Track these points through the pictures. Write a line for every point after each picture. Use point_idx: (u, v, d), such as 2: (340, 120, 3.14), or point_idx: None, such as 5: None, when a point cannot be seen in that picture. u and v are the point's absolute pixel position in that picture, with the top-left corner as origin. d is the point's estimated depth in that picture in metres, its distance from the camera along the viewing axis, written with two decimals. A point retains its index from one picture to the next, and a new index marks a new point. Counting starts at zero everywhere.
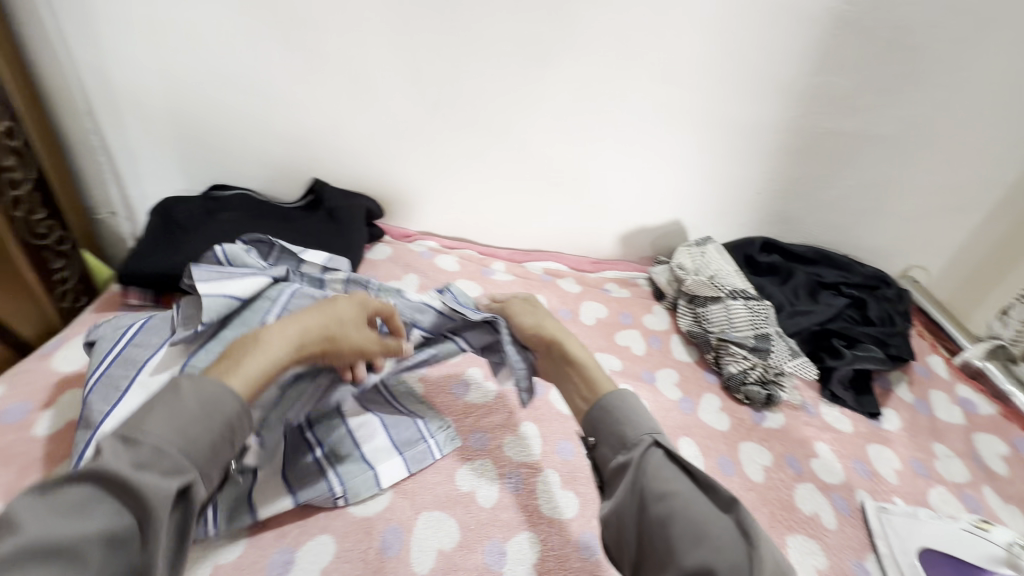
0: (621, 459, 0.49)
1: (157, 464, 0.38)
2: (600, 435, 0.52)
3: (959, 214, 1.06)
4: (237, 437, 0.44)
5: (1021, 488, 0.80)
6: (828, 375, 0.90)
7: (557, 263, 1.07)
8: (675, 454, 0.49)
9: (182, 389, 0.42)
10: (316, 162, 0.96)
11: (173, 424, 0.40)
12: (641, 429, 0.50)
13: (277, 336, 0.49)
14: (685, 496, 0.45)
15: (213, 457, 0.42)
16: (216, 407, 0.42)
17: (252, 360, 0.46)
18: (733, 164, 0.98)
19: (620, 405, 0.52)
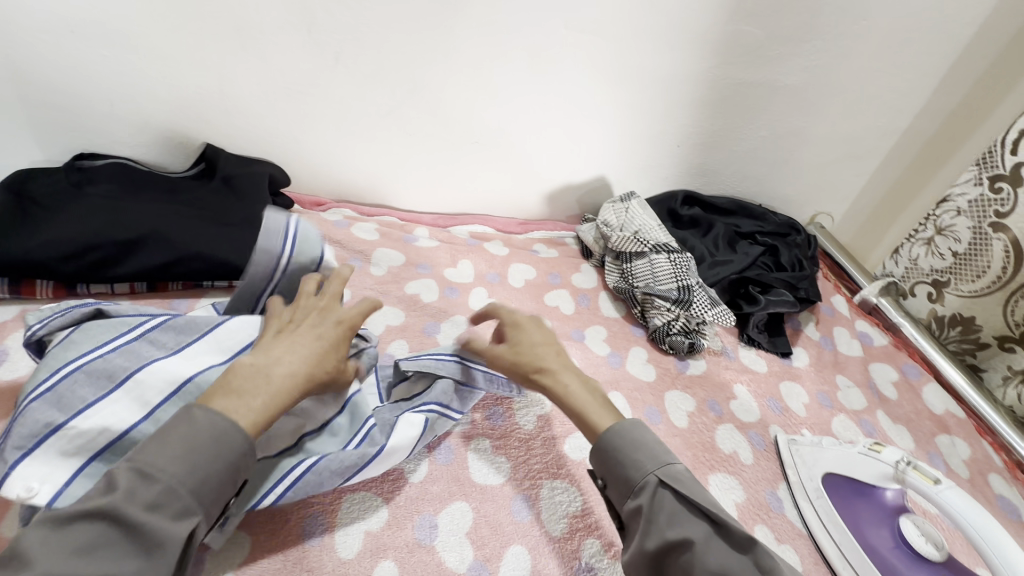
0: (632, 504, 0.47)
1: (168, 506, 0.38)
2: (608, 478, 0.51)
3: (861, 161, 1.13)
4: (244, 473, 0.44)
5: (908, 409, 0.89)
6: (745, 320, 0.94)
7: (483, 226, 1.03)
8: (685, 493, 0.46)
9: (197, 421, 0.42)
10: (203, 124, 0.85)
11: (186, 460, 0.40)
12: (645, 469, 0.48)
13: (286, 373, 0.47)
14: (702, 540, 0.44)
15: (219, 495, 0.42)
16: (227, 442, 0.42)
17: (263, 397, 0.45)
18: (654, 116, 0.98)
19: (625, 445, 0.50)
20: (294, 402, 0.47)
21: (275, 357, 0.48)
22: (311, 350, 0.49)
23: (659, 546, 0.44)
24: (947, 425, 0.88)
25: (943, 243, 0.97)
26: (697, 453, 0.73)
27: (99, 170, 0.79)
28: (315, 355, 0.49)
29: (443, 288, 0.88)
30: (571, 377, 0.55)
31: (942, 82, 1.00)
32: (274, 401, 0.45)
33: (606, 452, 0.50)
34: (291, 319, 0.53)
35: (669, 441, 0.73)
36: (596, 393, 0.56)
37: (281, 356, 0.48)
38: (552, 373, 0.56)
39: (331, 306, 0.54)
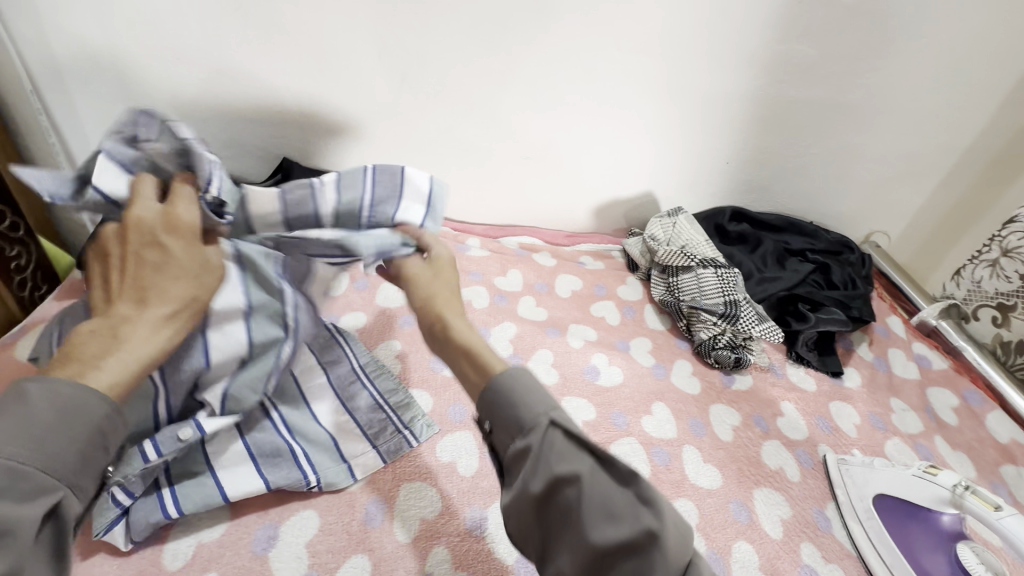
0: (519, 447, 0.42)
1: (14, 488, 0.35)
2: (494, 422, 0.44)
3: (919, 179, 1.10)
4: (109, 440, 0.41)
5: (969, 436, 0.86)
6: (794, 338, 0.93)
7: (531, 237, 1.07)
8: (575, 432, 0.41)
9: (31, 396, 0.38)
10: (282, 140, 0.93)
11: (27, 437, 0.36)
12: (537, 410, 0.42)
13: (142, 325, 0.44)
14: (588, 474, 0.40)
15: (83, 467, 0.39)
16: (81, 409, 0.39)
17: (116, 358, 0.42)
18: (703, 134, 0.99)
19: (506, 389, 0.44)
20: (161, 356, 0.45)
21: (120, 308, 0.44)
22: (157, 292, 0.45)
23: (545, 486, 0.40)
24: (1012, 455, 0.84)
25: (1008, 265, 0.92)
26: (742, 467, 0.73)
27: None
28: (172, 295, 0.46)
29: (492, 295, 0.92)
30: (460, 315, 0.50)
31: (1006, 100, 0.98)
32: (137, 359, 0.43)
33: (496, 394, 0.44)
34: (123, 254, 0.46)
35: (712, 453, 0.74)
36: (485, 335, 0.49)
37: (128, 305, 0.44)
38: (442, 303, 0.51)
39: (166, 225, 0.47)
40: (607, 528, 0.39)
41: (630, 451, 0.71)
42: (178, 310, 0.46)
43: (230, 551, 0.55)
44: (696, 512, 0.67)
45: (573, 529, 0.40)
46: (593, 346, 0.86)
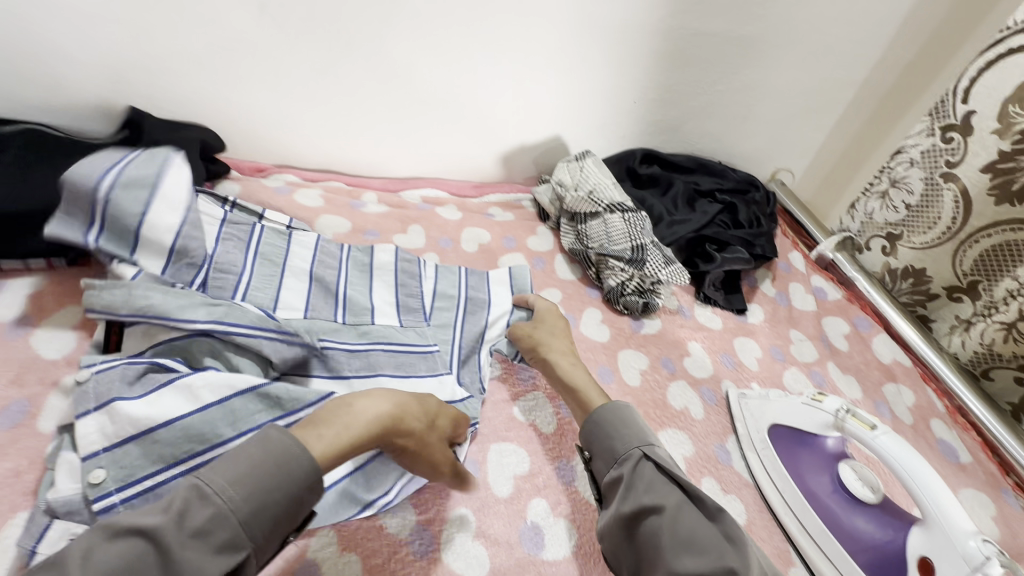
0: (615, 473, 0.54)
1: (214, 535, 0.38)
2: (594, 449, 0.57)
3: (820, 114, 1.11)
4: (302, 511, 0.43)
5: (858, 359, 0.91)
6: (701, 278, 0.93)
7: (435, 189, 0.99)
8: (664, 465, 0.52)
9: (267, 441, 0.42)
10: (121, 84, 0.78)
11: (243, 489, 0.39)
12: (630, 443, 0.55)
13: (370, 414, 0.49)
14: (673, 506, 0.49)
15: (273, 530, 0.41)
16: (290, 468, 0.42)
17: (336, 429, 0.46)
18: (607, 70, 0.94)
19: (615, 422, 0.57)
20: (365, 446, 0.48)
21: (363, 395, 0.50)
22: (397, 407, 0.51)
23: (634, 508, 0.49)
24: (894, 373, 0.90)
25: (897, 195, 0.97)
26: (648, 409, 0.73)
27: (7, 136, 0.73)
28: (394, 409, 0.51)
29: None
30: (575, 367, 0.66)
31: (901, 28, 0.99)
32: (349, 435, 0.47)
33: (599, 425, 0.58)
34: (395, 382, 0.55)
35: (619, 399, 0.73)
36: (591, 377, 0.66)
37: (371, 399, 0.50)
38: (558, 355, 0.67)
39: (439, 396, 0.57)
40: (688, 559, 0.45)
41: (536, 404, 0.69)
42: (404, 429, 0.50)
43: None
44: None
45: (659, 555, 0.46)
46: None
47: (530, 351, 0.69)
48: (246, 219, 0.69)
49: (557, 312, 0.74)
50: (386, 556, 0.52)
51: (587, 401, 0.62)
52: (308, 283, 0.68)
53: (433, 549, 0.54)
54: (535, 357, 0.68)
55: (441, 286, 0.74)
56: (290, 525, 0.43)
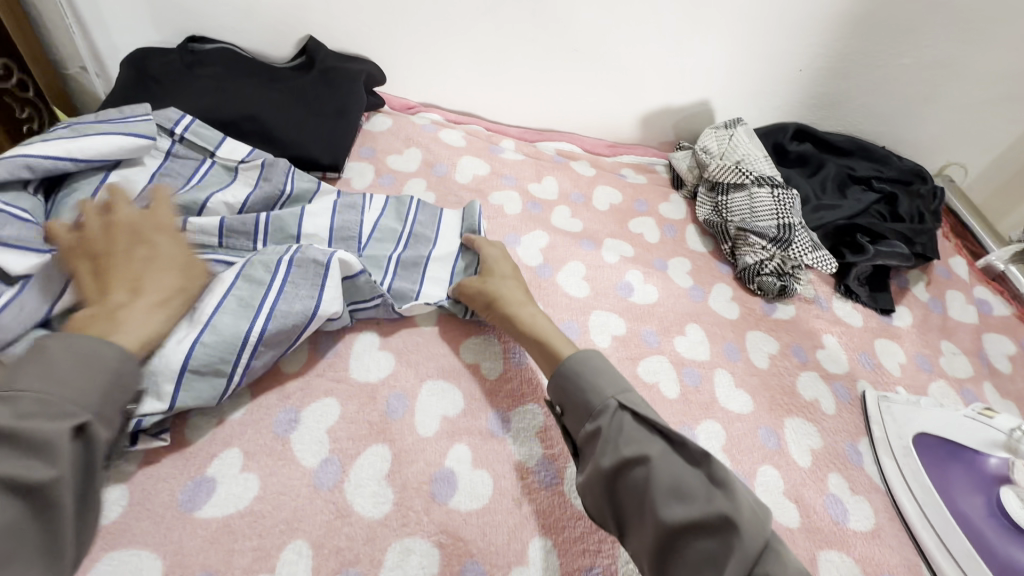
0: (590, 426, 0.51)
1: (42, 412, 0.37)
2: (567, 404, 0.54)
3: (1017, 103, 0.96)
4: (125, 383, 0.43)
5: (1021, 385, 0.81)
6: (846, 270, 0.86)
7: (570, 143, 0.98)
8: (641, 413, 0.50)
9: (49, 348, 0.40)
10: (302, 13, 0.83)
11: (52, 376, 0.39)
12: (604, 393, 0.52)
13: (140, 319, 0.47)
14: (658, 454, 0.47)
15: (105, 402, 0.41)
16: (89, 356, 0.41)
17: (133, 330, 0.46)
18: (777, 33, 0.86)
19: (585, 370, 0.54)
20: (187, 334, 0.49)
21: (118, 298, 0.47)
22: (151, 287, 0.49)
23: (615, 462, 0.47)
24: None
25: None
26: (774, 395, 0.70)
27: (208, 54, 0.81)
28: (147, 284, 0.49)
29: (526, 202, 0.86)
30: (535, 311, 0.61)
31: None
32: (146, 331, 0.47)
33: (565, 377, 0.54)
34: (108, 249, 0.50)
35: (745, 379, 0.71)
36: (558, 326, 0.61)
37: (126, 298, 0.47)
38: (517, 304, 0.61)
39: (151, 233, 0.53)
40: (677, 507, 0.44)
41: (660, 368, 0.69)
42: (168, 292, 0.50)
43: (251, 431, 0.53)
44: (722, 434, 0.64)
45: (646, 505, 0.45)
46: (628, 262, 0.80)
47: (486, 301, 0.62)
48: (198, 155, 0.70)
49: (506, 257, 0.68)
50: (515, 480, 0.55)
51: (556, 351, 0.57)
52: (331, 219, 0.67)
53: (558, 482, 0.56)
54: (494, 308, 0.62)
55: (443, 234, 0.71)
56: (127, 401, 0.43)
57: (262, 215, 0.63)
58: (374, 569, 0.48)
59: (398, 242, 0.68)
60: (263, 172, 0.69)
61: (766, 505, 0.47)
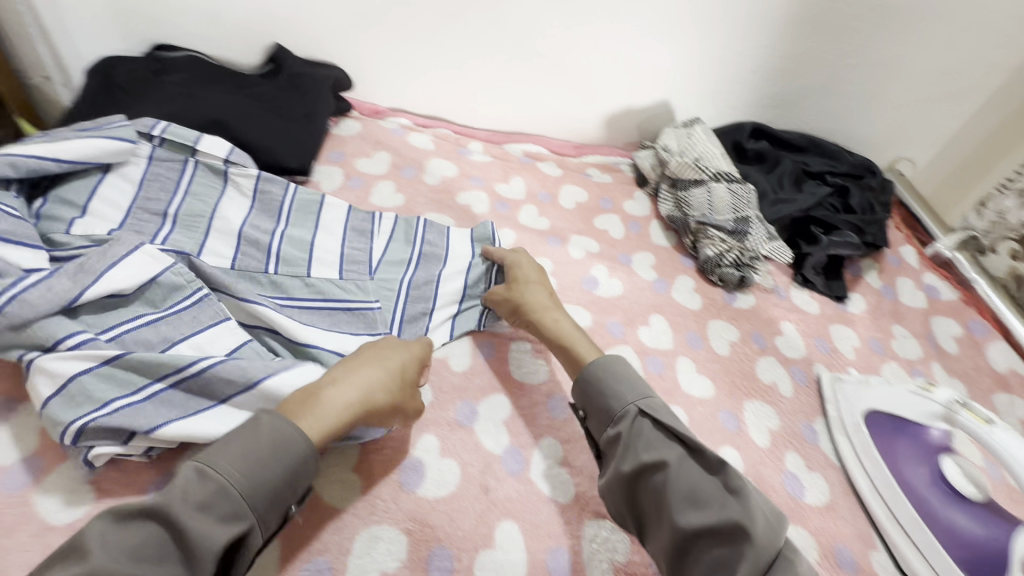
0: (611, 432, 0.53)
1: (217, 508, 0.40)
2: (589, 409, 0.56)
3: (956, 99, 1.02)
4: (300, 483, 0.44)
5: (967, 364, 0.85)
6: (802, 260, 0.90)
7: (538, 145, 1.01)
8: (661, 421, 0.52)
9: (259, 426, 0.44)
10: (269, 21, 0.85)
11: (241, 464, 0.41)
12: (625, 400, 0.54)
13: (338, 399, 0.48)
14: (675, 461, 0.50)
15: (272, 503, 0.42)
16: (284, 445, 0.43)
17: (310, 420, 0.46)
18: (730, 36, 0.91)
19: (610, 378, 0.56)
20: (342, 430, 0.48)
21: (331, 383, 0.49)
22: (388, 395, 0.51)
23: (634, 467, 0.50)
24: (1007, 383, 0.84)
25: None
26: (735, 379, 0.73)
27: (175, 62, 0.82)
28: (373, 382, 0.50)
29: (493, 202, 0.88)
30: (560, 315, 0.63)
31: None
32: (338, 420, 0.47)
33: (587, 382, 0.56)
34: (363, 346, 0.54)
35: (707, 365, 0.73)
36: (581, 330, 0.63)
37: (335, 383, 0.49)
38: (542, 310, 0.64)
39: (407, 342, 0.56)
40: (691, 512, 0.47)
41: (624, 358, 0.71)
42: (388, 409, 0.51)
43: None
44: (684, 418, 0.67)
45: (664, 510, 0.48)
46: (594, 258, 0.83)
47: (513, 308, 0.65)
48: (179, 155, 0.68)
49: (530, 261, 0.70)
50: (482, 468, 0.57)
51: (578, 354, 0.60)
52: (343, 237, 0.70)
53: (524, 469, 0.58)
54: (521, 315, 0.64)
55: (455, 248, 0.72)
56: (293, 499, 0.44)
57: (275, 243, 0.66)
58: (342, 557, 0.49)
59: (409, 264, 0.69)
60: (260, 183, 0.71)
61: (778, 513, 0.50)
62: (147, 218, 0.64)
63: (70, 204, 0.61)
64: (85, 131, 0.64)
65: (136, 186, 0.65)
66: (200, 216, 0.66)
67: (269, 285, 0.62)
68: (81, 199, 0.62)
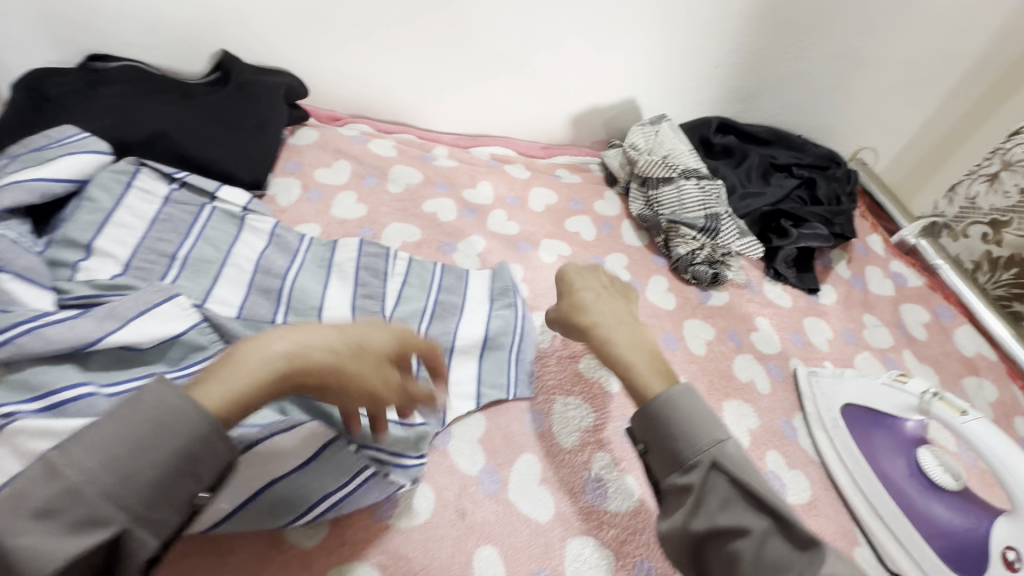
0: (680, 480, 0.42)
1: (69, 512, 0.30)
2: (652, 446, 0.44)
3: (916, 88, 1.03)
4: (201, 469, 0.34)
5: (936, 350, 0.86)
6: (774, 254, 0.90)
7: (505, 147, 0.98)
8: (744, 478, 0.40)
9: (134, 402, 0.33)
10: (213, 27, 0.80)
11: (104, 454, 0.31)
12: (699, 445, 0.42)
13: (259, 354, 0.37)
14: (760, 532, 0.38)
15: (154, 500, 0.32)
16: (167, 427, 0.32)
17: (220, 383, 0.35)
18: (693, 31, 0.90)
19: (680, 413, 0.43)
20: (259, 401, 0.37)
21: (262, 334, 0.39)
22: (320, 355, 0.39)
23: (707, 530, 0.39)
24: (976, 367, 0.85)
25: (1009, 178, 0.91)
26: (713, 379, 0.72)
27: (112, 72, 0.77)
28: (316, 340, 0.40)
29: (461, 209, 0.85)
30: (619, 332, 0.51)
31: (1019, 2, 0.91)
32: (253, 382, 0.36)
33: (652, 417, 0.44)
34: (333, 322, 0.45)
35: (684, 367, 0.72)
36: (653, 350, 0.50)
37: (264, 336, 0.39)
38: (607, 322, 0.53)
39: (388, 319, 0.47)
40: None
41: None
42: (323, 365, 0.39)
43: None
44: None
45: None
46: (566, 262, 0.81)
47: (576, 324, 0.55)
48: (197, 200, 0.68)
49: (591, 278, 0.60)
50: (457, 491, 0.54)
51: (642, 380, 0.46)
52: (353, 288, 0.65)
53: (501, 489, 0.56)
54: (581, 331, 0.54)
55: (450, 283, 0.68)
56: (198, 488, 0.34)
57: (287, 287, 0.63)
58: None
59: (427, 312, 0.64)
60: (277, 229, 0.69)
61: None
62: (154, 259, 0.61)
63: (74, 243, 0.58)
64: (53, 149, 0.62)
65: (147, 225, 0.63)
66: (210, 261, 0.63)
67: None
68: (86, 237, 0.58)
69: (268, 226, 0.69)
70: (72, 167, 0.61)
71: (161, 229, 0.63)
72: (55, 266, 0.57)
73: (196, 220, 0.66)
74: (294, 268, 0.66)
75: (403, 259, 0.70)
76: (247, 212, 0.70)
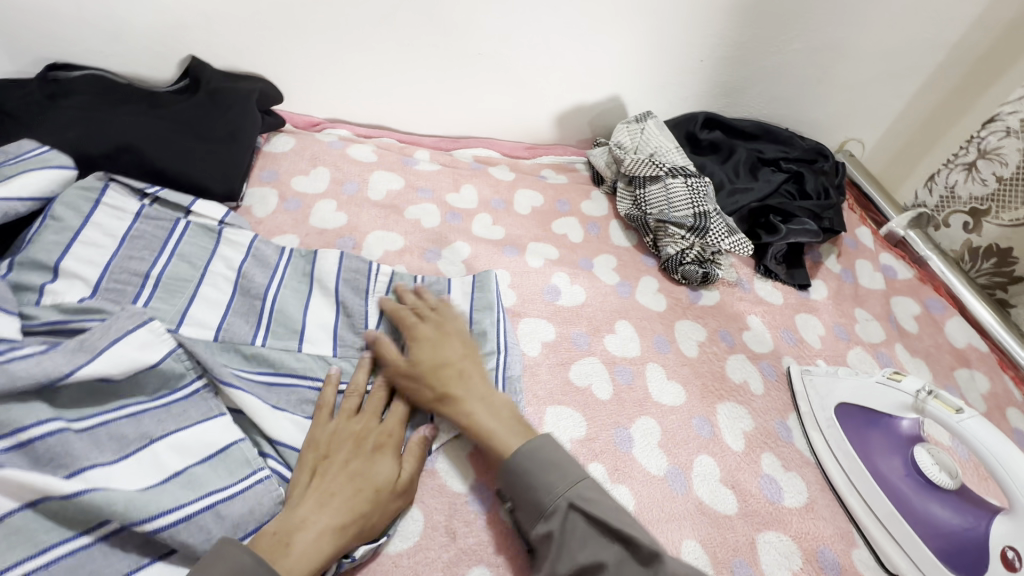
0: (542, 529, 0.47)
1: None
2: (518, 500, 0.50)
3: (900, 80, 1.03)
4: None
5: (927, 344, 0.86)
6: (763, 251, 0.89)
7: (488, 149, 0.96)
8: (596, 515, 0.46)
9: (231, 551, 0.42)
10: (180, 33, 0.77)
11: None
12: (556, 492, 0.48)
13: (313, 538, 0.45)
14: (614, 563, 0.44)
15: None
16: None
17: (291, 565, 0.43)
18: (676, 26, 0.88)
19: (536, 466, 0.50)
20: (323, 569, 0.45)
21: (304, 515, 0.46)
22: (344, 500, 0.47)
23: (571, 570, 0.44)
24: (967, 358, 0.85)
25: (985, 167, 0.91)
26: (706, 382, 0.71)
27: (74, 82, 0.74)
28: (351, 500, 0.47)
29: (444, 214, 0.83)
30: (476, 405, 0.54)
31: None
32: (316, 559, 0.44)
33: (515, 474, 0.50)
34: (330, 453, 0.51)
35: (677, 370, 0.71)
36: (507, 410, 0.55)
37: (312, 516, 0.46)
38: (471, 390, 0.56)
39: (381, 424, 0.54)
40: None
41: (592, 370, 0.68)
42: (360, 515, 0.47)
43: None
44: (658, 429, 0.64)
45: None
46: (553, 265, 0.79)
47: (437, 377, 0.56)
48: (170, 215, 0.65)
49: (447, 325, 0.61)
50: (446, 512, 0.53)
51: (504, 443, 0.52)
52: (336, 313, 0.63)
53: (492, 507, 0.54)
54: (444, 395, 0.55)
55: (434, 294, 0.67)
56: None
57: (267, 305, 0.61)
58: None
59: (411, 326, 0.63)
60: (254, 243, 0.66)
61: None
62: (125, 279, 0.58)
63: (40, 265, 0.55)
64: (12, 164, 0.59)
65: (116, 243, 0.60)
66: (186, 279, 0.61)
67: (251, 358, 0.56)
68: (53, 259, 0.56)
69: (245, 239, 0.66)
70: (33, 183, 0.58)
71: (133, 247, 0.61)
72: (20, 291, 0.54)
73: (170, 237, 0.63)
74: (275, 285, 0.64)
75: (385, 272, 0.67)
76: (225, 225, 0.67)
